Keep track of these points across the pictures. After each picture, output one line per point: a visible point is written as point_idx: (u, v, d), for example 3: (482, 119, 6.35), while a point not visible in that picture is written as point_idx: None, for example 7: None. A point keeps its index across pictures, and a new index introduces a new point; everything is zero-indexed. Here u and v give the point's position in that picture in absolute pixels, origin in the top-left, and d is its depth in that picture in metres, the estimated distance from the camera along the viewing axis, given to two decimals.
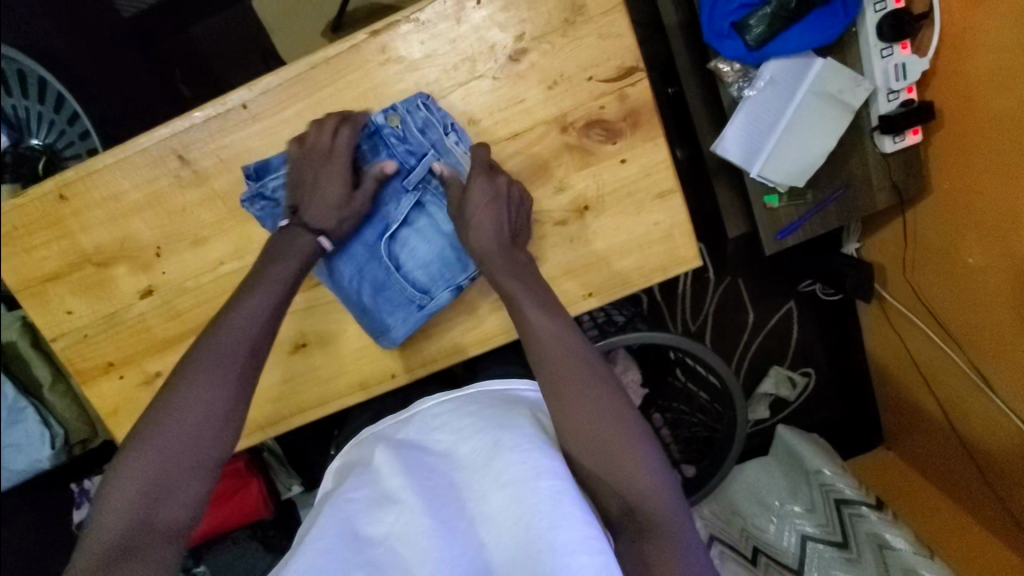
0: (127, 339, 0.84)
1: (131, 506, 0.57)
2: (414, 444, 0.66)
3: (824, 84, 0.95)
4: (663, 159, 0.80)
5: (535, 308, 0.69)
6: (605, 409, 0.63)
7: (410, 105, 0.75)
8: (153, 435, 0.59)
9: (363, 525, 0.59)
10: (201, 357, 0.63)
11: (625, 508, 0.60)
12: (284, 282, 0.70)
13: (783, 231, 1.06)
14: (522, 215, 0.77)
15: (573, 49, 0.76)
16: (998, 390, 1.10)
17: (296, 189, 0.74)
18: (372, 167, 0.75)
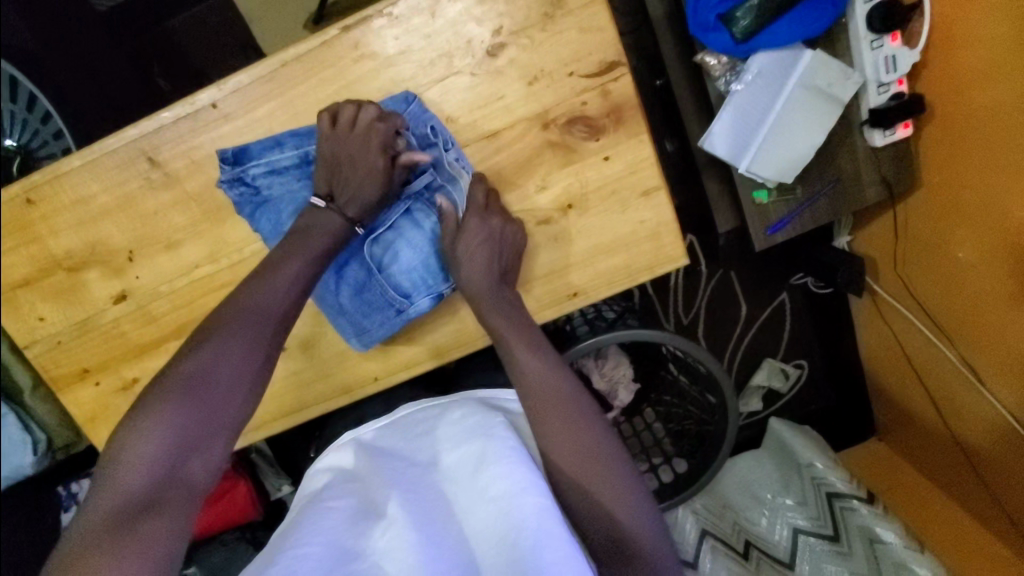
0: (103, 345, 0.82)
1: (155, 461, 0.54)
2: (401, 456, 0.67)
3: (814, 77, 0.93)
4: (647, 156, 0.78)
5: (526, 348, 0.70)
6: (590, 442, 0.63)
7: (414, 107, 0.74)
8: (178, 391, 0.57)
9: (343, 535, 0.57)
10: (229, 316, 0.62)
11: (608, 538, 0.58)
12: (318, 254, 0.69)
13: (772, 227, 1.05)
14: (514, 239, 0.76)
15: (553, 44, 0.74)
16: (988, 383, 1.09)
17: (328, 170, 0.72)
18: (406, 155, 0.72)
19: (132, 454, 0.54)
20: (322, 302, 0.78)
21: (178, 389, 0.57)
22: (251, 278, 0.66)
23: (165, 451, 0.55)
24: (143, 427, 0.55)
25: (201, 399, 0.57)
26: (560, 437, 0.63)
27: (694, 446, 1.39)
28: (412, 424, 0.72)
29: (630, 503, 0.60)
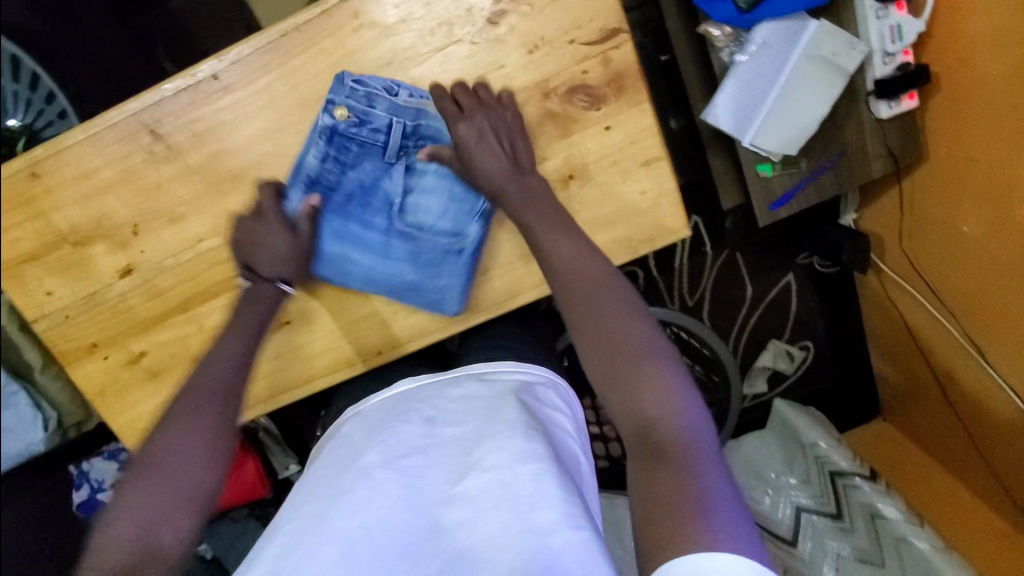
0: (110, 320, 0.83)
1: (124, 541, 0.52)
2: (399, 415, 0.67)
3: (818, 47, 0.92)
4: (648, 126, 0.77)
5: (548, 231, 0.69)
6: (619, 332, 0.59)
7: (339, 87, 0.74)
8: (145, 470, 0.57)
9: (329, 501, 0.58)
10: (193, 390, 0.63)
11: (637, 427, 0.54)
12: (250, 328, 0.71)
13: (776, 202, 1.04)
14: (519, 140, 0.74)
15: (554, 11, 0.73)
16: (991, 358, 1.09)
17: (244, 251, 0.75)
18: (301, 207, 0.76)
19: (105, 538, 0.53)
20: (395, 293, 0.80)
21: (146, 467, 0.57)
22: (211, 357, 0.68)
23: (134, 530, 0.53)
24: (119, 509, 0.54)
25: (163, 476, 0.56)
26: (591, 326, 0.61)
27: None
28: (410, 392, 0.72)
29: (660, 386, 0.55)
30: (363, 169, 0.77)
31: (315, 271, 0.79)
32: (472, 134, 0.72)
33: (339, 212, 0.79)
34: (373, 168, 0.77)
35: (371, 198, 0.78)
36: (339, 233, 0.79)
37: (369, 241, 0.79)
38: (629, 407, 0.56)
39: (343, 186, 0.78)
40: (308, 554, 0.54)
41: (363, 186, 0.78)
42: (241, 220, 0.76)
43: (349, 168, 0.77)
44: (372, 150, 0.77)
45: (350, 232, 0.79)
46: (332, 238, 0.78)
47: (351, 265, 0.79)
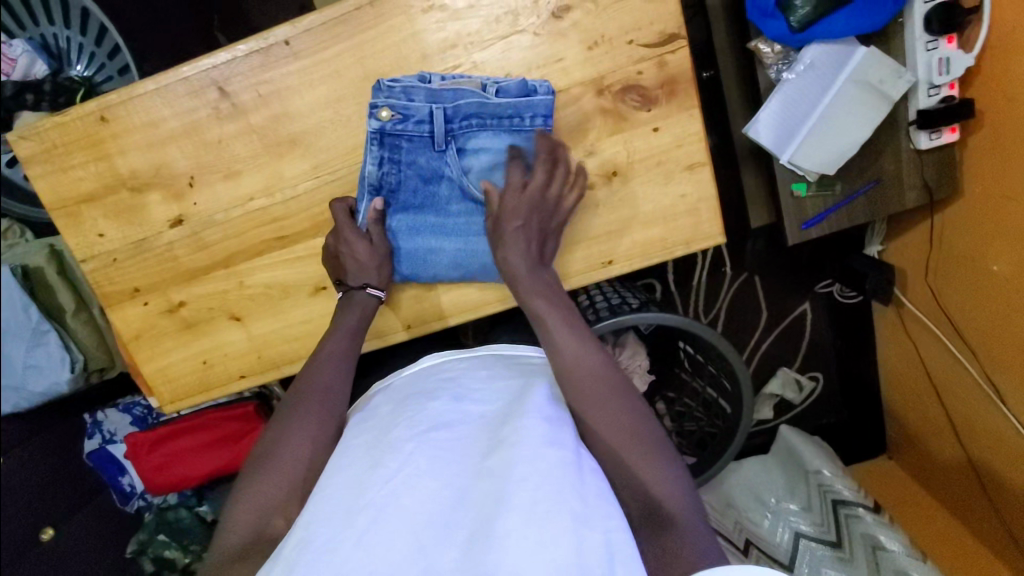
0: (156, 267, 0.86)
1: (247, 524, 0.63)
2: (430, 392, 0.68)
3: (865, 74, 0.94)
4: (696, 131, 0.80)
5: (561, 326, 0.73)
6: (632, 424, 0.66)
7: (378, 94, 0.75)
8: (258, 468, 0.67)
9: (362, 474, 0.60)
10: (301, 393, 0.72)
11: (643, 506, 0.60)
12: (349, 329, 0.79)
13: (808, 222, 1.06)
14: (558, 218, 0.78)
15: (616, 11, 0.76)
16: (1010, 403, 1.09)
17: (335, 264, 0.81)
18: (367, 213, 0.80)
19: (234, 521, 0.63)
20: (484, 269, 0.83)
21: (259, 464, 0.67)
22: (314, 359, 0.76)
23: (254, 515, 0.63)
24: (241, 501, 0.64)
25: (271, 475, 0.65)
26: (597, 414, 0.66)
27: (697, 448, 1.41)
28: (438, 369, 0.73)
29: (660, 469, 0.63)
30: (419, 163, 0.78)
31: (398, 269, 0.84)
32: (515, 216, 0.76)
33: (407, 210, 0.81)
34: (428, 160, 0.78)
35: (434, 189, 0.80)
36: (415, 228, 0.82)
37: (448, 225, 0.82)
38: (637, 491, 0.61)
39: (405, 187, 0.80)
40: (340, 524, 0.55)
41: (423, 179, 0.79)
42: (327, 240, 0.82)
43: (406, 165, 0.78)
44: (422, 142, 0.77)
45: (428, 224, 0.82)
46: (407, 236, 0.82)
47: (437, 254, 0.83)
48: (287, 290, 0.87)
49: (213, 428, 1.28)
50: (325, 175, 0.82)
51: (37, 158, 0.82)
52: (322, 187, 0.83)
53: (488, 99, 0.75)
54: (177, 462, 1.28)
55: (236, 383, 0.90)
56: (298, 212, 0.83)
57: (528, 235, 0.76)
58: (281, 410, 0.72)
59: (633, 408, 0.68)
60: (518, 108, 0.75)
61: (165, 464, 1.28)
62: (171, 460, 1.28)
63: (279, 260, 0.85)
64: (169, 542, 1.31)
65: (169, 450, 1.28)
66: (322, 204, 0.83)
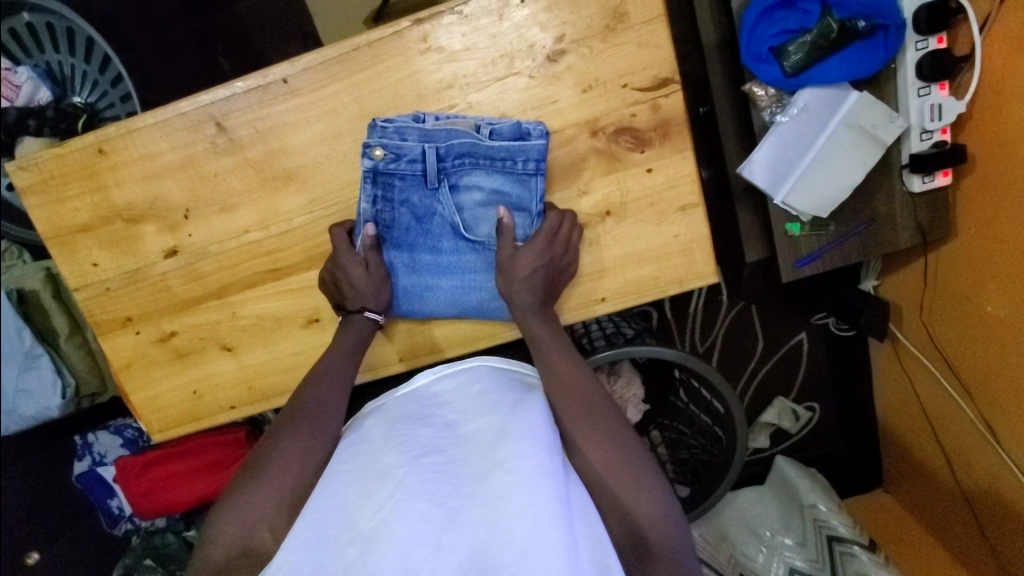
0: (149, 297, 0.86)
1: (233, 539, 0.61)
2: (422, 417, 0.67)
3: (857, 117, 0.95)
4: (689, 172, 0.80)
5: (561, 352, 0.76)
6: (621, 452, 0.66)
7: (372, 133, 0.76)
8: (249, 478, 0.66)
9: (352, 500, 0.60)
10: (295, 411, 0.72)
11: (626, 534, 0.61)
12: (352, 346, 0.80)
13: (802, 260, 1.06)
14: (568, 261, 0.81)
15: (611, 55, 0.77)
16: (1006, 445, 1.08)
17: (337, 289, 0.81)
18: (362, 239, 0.79)
19: (221, 534, 0.62)
20: (480, 306, 0.83)
21: (251, 475, 0.66)
22: (312, 376, 0.77)
23: (240, 529, 0.62)
24: (229, 511, 0.63)
25: (258, 488, 0.65)
26: (591, 440, 0.67)
27: (692, 479, 1.38)
28: (427, 390, 0.73)
29: (648, 496, 0.63)
30: (412, 202, 0.79)
31: (395, 305, 0.84)
32: (536, 258, 0.77)
33: (403, 247, 0.82)
34: (421, 199, 0.79)
35: (427, 226, 0.80)
36: (414, 265, 0.83)
37: (443, 262, 0.82)
38: (623, 519, 0.61)
39: (398, 225, 0.80)
40: (327, 557, 0.56)
41: (417, 218, 0.80)
42: (326, 268, 0.82)
43: (398, 203, 0.79)
44: (414, 181, 0.78)
45: (424, 262, 0.82)
46: (407, 271, 0.83)
47: (433, 291, 0.83)
48: (280, 322, 0.87)
49: (201, 454, 1.27)
50: (320, 210, 0.82)
51: (34, 188, 0.82)
52: (316, 222, 0.83)
53: (480, 141, 0.75)
54: (164, 487, 1.27)
55: (227, 413, 0.89)
56: (293, 245, 0.84)
57: (537, 281, 0.78)
58: (275, 424, 0.72)
59: (629, 443, 0.67)
60: (511, 151, 0.76)
61: (152, 489, 1.27)
62: (158, 486, 1.27)
63: (272, 293, 0.86)
64: (154, 568, 1.30)
65: (157, 474, 1.27)
66: (316, 238, 0.83)
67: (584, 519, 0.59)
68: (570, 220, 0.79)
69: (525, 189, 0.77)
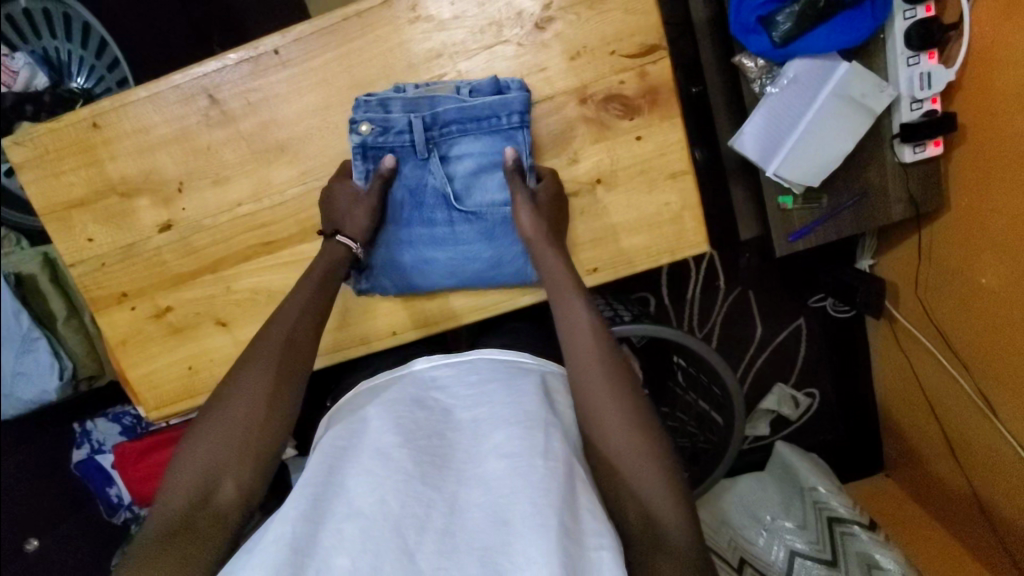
0: (143, 272, 0.87)
1: (189, 487, 0.60)
2: (417, 401, 0.66)
3: (848, 87, 0.95)
4: (678, 139, 0.81)
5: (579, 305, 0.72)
6: (637, 428, 0.64)
7: (357, 110, 0.78)
8: (218, 423, 0.64)
9: (349, 478, 0.58)
10: (254, 351, 0.69)
11: (643, 513, 0.61)
12: (318, 280, 0.76)
13: (795, 233, 1.07)
14: (558, 215, 0.80)
15: (598, 22, 0.78)
16: (1003, 418, 1.08)
17: (329, 214, 0.80)
18: (376, 167, 0.78)
19: (177, 482, 0.61)
20: (480, 276, 0.83)
21: (212, 421, 0.65)
22: (278, 311, 0.74)
23: (198, 477, 0.61)
24: (186, 459, 0.62)
25: (217, 438, 0.63)
26: (612, 411, 0.65)
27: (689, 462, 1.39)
28: (423, 373, 0.70)
29: (659, 476, 0.62)
30: (404, 175, 0.80)
31: (399, 283, 0.84)
32: (540, 219, 0.78)
33: (402, 225, 0.82)
34: (412, 170, 0.80)
35: (421, 199, 0.81)
36: (411, 241, 0.83)
37: (438, 236, 0.82)
38: (637, 499, 0.61)
39: (394, 199, 0.81)
40: (325, 532, 0.55)
41: (409, 190, 0.81)
42: (325, 188, 0.81)
43: (407, 163, 0.80)
44: (406, 151, 0.79)
45: (421, 237, 0.82)
46: (404, 246, 0.83)
47: (431, 265, 0.83)
48: (273, 295, 0.88)
49: None
50: (312, 181, 0.83)
51: (29, 163, 0.83)
52: (308, 194, 0.84)
53: (465, 103, 0.77)
54: (162, 473, 1.28)
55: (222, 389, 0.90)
56: (286, 218, 0.85)
57: (540, 241, 0.77)
58: (238, 366, 0.69)
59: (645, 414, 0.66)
60: (494, 108, 0.77)
61: (149, 476, 1.28)
62: (155, 472, 1.28)
63: (265, 266, 0.87)
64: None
65: (154, 461, 1.27)
66: (309, 210, 0.84)
67: (584, 486, 0.59)
68: (555, 181, 0.80)
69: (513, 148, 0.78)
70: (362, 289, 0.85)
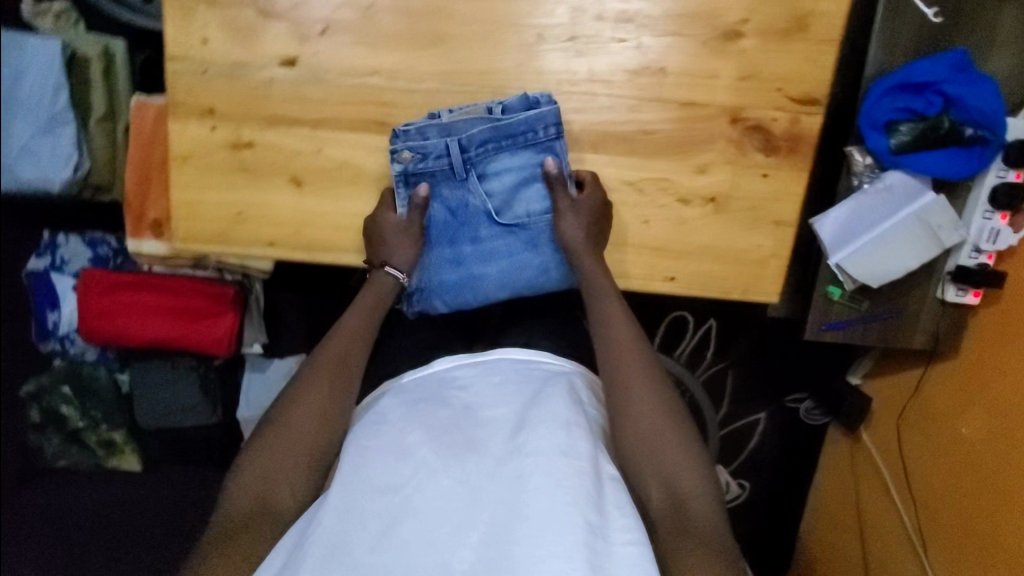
0: (243, 97, 0.82)
1: (251, 492, 0.68)
2: (439, 399, 0.72)
3: (928, 215, 1.04)
4: (796, 193, 0.84)
5: (613, 300, 0.80)
6: (668, 424, 0.70)
7: (395, 139, 0.79)
8: (278, 436, 0.71)
9: (377, 469, 0.64)
10: (313, 367, 0.77)
11: (669, 505, 0.66)
12: (368, 304, 0.83)
13: (829, 324, 1.14)
14: (603, 230, 0.83)
15: (779, 55, 0.80)
16: (930, 562, 1.17)
17: (373, 247, 0.83)
18: (411, 199, 0.81)
19: (239, 486, 0.69)
20: (528, 285, 0.86)
21: (272, 429, 0.72)
22: (338, 327, 0.82)
23: (257, 483, 0.68)
24: (248, 464, 0.70)
25: (275, 447, 0.70)
26: (641, 419, 0.70)
27: None
28: (445, 373, 0.76)
29: (687, 464, 0.68)
30: (445, 196, 0.82)
31: (451, 302, 0.88)
32: (577, 227, 0.81)
33: (448, 247, 0.85)
34: (452, 191, 0.82)
35: (465, 220, 0.83)
36: (458, 260, 0.85)
37: (486, 251, 0.84)
38: (666, 492, 0.67)
39: (436, 221, 0.83)
40: (357, 522, 0.61)
41: (453, 212, 0.83)
42: (369, 217, 0.84)
43: (446, 185, 0.81)
44: (446, 175, 0.81)
45: (468, 255, 0.85)
46: (452, 265, 0.85)
47: (482, 280, 0.85)
48: (360, 177, 0.84)
49: (177, 295, 1.20)
50: (452, 83, 0.82)
51: None
52: (442, 94, 0.82)
53: (497, 122, 0.78)
54: (123, 315, 1.19)
55: (263, 246, 0.86)
56: (410, 107, 0.82)
57: (580, 251, 0.81)
58: (298, 379, 0.76)
59: (674, 415, 0.72)
60: (529, 123, 0.78)
61: (109, 312, 1.19)
62: (117, 312, 1.19)
63: (368, 144, 0.84)
64: (71, 398, 1.28)
65: (120, 299, 1.19)
66: (435, 109, 0.82)
67: (612, 484, 0.63)
68: (597, 188, 0.82)
69: (555, 157, 0.80)
70: (418, 311, 0.89)
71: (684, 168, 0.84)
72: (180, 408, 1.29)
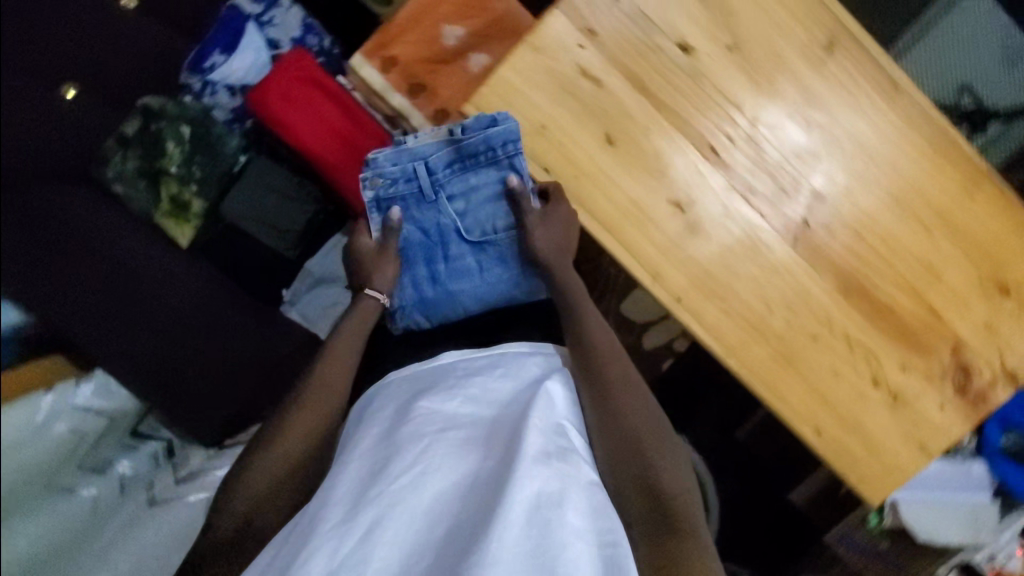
0: (625, 43, 0.85)
1: (238, 514, 0.69)
2: (447, 388, 0.73)
3: (978, 510, 1.16)
4: (957, 435, 0.91)
5: (597, 323, 0.83)
6: (650, 433, 0.73)
7: (364, 168, 0.86)
8: (260, 460, 0.71)
9: (378, 460, 0.64)
10: (304, 389, 0.78)
11: (649, 508, 0.67)
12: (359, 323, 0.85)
13: (847, 538, 1.26)
14: (569, 257, 0.87)
15: (1017, 329, 0.91)
16: None
17: (354, 274, 0.87)
18: (386, 220, 0.86)
19: (228, 508, 0.69)
20: (503, 300, 0.91)
21: (259, 451, 0.72)
22: (333, 347, 0.83)
23: (246, 505, 0.69)
24: (233, 487, 0.71)
25: (258, 467, 0.71)
26: (622, 426, 0.72)
27: None
28: (454, 365, 0.78)
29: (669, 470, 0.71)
30: (421, 219, 0.88)
31: (433, 317, 0.91)
32: (546, 240, 0.84)
33: (427, 264, 0.89)
34: (428, 215, 0.87)
35: (443, 239, 0.88)
36: (435, 278, 0.89)
37: (459, 269, 0.89)
38: (645, 498, 0.68)
39: (410, 243, 0.88)
40: (351, 505, 0.60)
41: (430, 234, 0.88)
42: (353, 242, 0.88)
43: (417, 208, 0.87)
44: (414, 198, 0.87)
45: (442, 273, 0.89)
46: (432, 282, 0.89)
47: (459, 295, 0.89)
48: (658, 171, 0.86)
49: (358, 129, 1.15)
50: (785, 160, 0.87)
51: None
52: (771, 162, 0.87)
53: (458, 144, 0.84)
54: (304, 110, 1.12)
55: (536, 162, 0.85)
56: (739, 151, 0.87)
57: (552, 257, 0.85)
58: (286, 401, 0.77)
59: (657, 433, 0.74)
60: (490, 145, 0.83)
61: (292, 99, 1.12)
62: (300, 104, 1.12)
63: (685, 153, 0.86)
64: (185, 141, 1.15)
65: (312, 97, 1.13)
66: (756, 168, 0.87)
67: (592, 490, 0.63)
68: (558, 194, 0.84)
69: (517, 173, 0.85)
70: (402, 328, 0.92)
71: (893, 353, 0.91)
72: (274, 223, 1.19)
